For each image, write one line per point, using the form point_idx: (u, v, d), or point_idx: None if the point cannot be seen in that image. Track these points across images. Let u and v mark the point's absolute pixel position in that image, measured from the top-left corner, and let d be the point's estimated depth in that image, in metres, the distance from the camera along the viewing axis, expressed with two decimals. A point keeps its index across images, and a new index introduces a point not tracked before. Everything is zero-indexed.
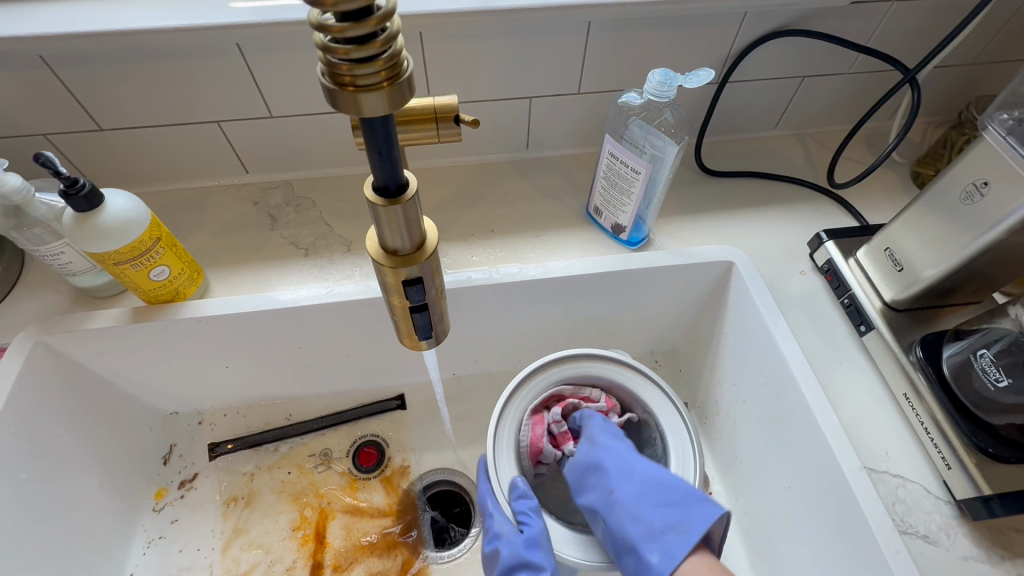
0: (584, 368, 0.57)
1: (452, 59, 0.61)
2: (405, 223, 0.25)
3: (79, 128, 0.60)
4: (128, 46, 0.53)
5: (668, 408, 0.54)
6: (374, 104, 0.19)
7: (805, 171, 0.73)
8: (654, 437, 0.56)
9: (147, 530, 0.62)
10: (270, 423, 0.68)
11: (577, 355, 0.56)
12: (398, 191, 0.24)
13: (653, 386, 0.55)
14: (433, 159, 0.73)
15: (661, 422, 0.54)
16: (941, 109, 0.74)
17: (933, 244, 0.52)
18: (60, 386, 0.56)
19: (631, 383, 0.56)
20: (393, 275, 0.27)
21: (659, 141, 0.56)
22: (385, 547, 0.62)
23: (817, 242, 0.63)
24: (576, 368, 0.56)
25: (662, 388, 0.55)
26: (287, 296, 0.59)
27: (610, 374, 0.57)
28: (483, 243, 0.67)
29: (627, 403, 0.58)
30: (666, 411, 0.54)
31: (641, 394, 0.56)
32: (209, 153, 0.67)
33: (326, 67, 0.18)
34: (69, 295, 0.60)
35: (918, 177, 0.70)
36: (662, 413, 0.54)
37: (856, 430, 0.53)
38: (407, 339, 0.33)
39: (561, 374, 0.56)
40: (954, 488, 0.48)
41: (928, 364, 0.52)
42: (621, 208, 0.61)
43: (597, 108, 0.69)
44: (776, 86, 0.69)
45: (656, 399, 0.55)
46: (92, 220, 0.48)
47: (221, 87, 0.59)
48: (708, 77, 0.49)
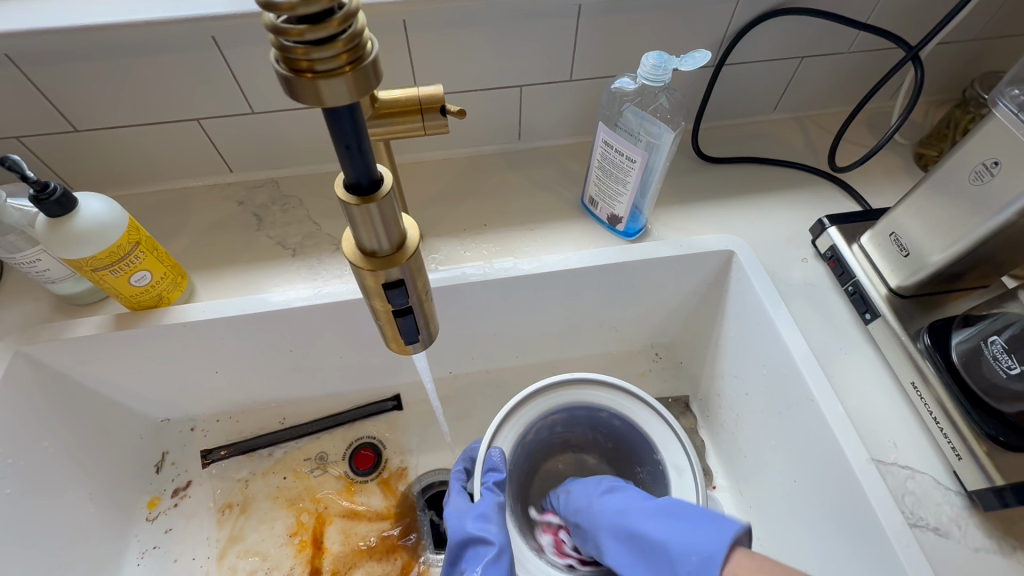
0: (569, 392, 0.54)
1: (439, 48, 0.59)
2: (381, 223, 0.23)
3: (52, 129, 0.58)
4: (98, 43, 0.51)
5: (635, 401, 0.53)
6: (337, 92, 0.17)
7: (805, 155, 0.71)
8: (628, 430, 0.54)
9: (141, 540, 0.60)
10: (263, 428, 0.67)
11: (560, 381, 0.54)
12: (372, 188, 0.22)
13: (605, 385, 0.54)
14: (423, 152, 0.71)
15: (632, 416, 0.53)
16: (943, 87, 0.72)
17: (941, 227, 0.50)
18: (44, 397, 0.55)
19: (586, 394, 0.54)
20: (373, 279, 0.25)
21: (654, 128, 0.54)
22: (384, 550, 0.61)
23: (818, 228, 0.61)
24: (530, 412, 0.53)
25: (619, 385, 0.54)
26: (275, 298, 0.57)
27: (560, 397, 0.54)
28: (476, 238, 0.65)
29: (580, 414, 0.56)
30: (629, 398, 0.53)
31: (592, 397, 0.54)
32: (191, 153, 0.65)
33: (280, 52, 0.16)
34: (50, 303, 0.58)
35: (922, 159, 0.68)
36: (625, 407, 0.53)
37: (862, 420, 0.51)
38: (394, 344, 0.31)
39: (518, 425, 0.52)
40: (965, 478, 0.47)
41: (937, 352, 0.50)
42: (617, 198, 0.59)
43: (590, 95, 0.67)
44: (774, 67, 0.67)
45: (615, 397, 0.54)
46: (66, 225, 0.46)
47: (198, 83, 0.57)
48: (704, 59, 0.47)
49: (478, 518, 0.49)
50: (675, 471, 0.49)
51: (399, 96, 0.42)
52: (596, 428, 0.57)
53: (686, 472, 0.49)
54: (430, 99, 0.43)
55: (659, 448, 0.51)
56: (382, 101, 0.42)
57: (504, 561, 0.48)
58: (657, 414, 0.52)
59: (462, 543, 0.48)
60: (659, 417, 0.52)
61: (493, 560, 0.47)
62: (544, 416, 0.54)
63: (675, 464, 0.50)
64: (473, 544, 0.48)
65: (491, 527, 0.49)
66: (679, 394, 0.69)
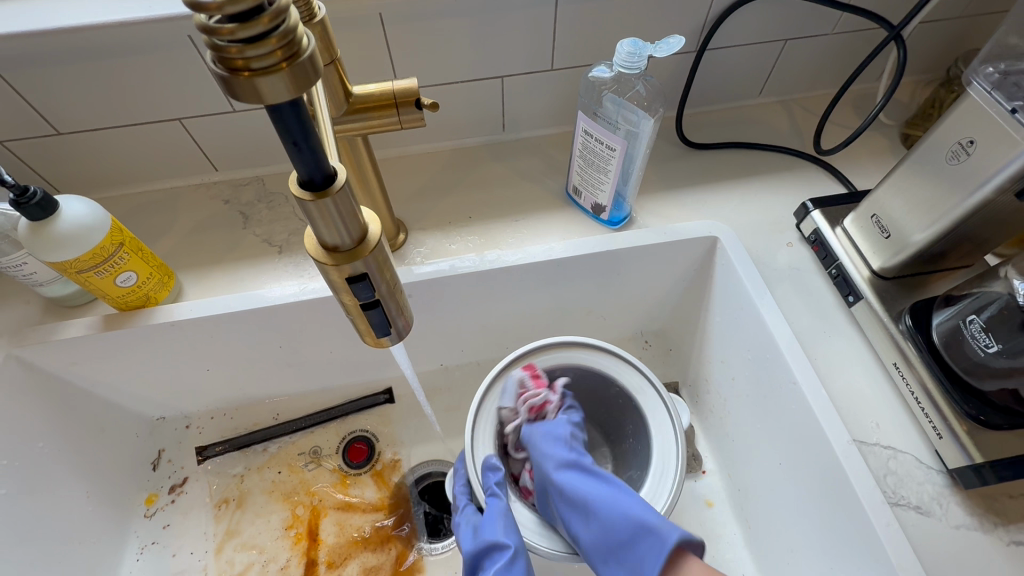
0: (531, 361, 0.53)
1: (416, 41, 0.58)
2: (340, 218, 0.23)
3: (35, 133, 0.59)
4: (74, 45, 0.51)
5: (602, 355, 0.53)
6: (275, 89, 0.17)
7: (790, 139, 0.71)
8: (601, 387, 0.54)
9: (140, 536, 0.61)
10: (257, 423, 0.68)
11: (519, 353, 0.53)
12: (326, 183, 0.22)
13: (569, 344, 0.53)
14: (407, 146, 0.71)
15: (602, 372, 0.53)
16: (929, 67, 0.71)
17: (921, 206, 0.50)
18: (36, 399, 0.56)
19: (559, 359, 0.53)
20: (338, 273, 0.26)
21: (632, 115, 0.54)
22: (378, 541, 0.62)
23: (803, 212, 0.61)
24: (509, 390, 0.51)
25: (584, 342, 0.54)
26: (262, 295, 0.58)
27: (523, 368, 0.52)
28: (461, 230, 0.65)
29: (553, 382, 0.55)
30: (594, 353, 0.53)
31: (551, 357, 0.53)
32: (174, 153, 0.65)
33: (214, 53, 0.16)
34: (40, 305, 0.59)
35: (908, 139, 0.68)
36: (587, 358, 0.53)
37: (846, 404, 0.51)
38: (368, 338, 0.32)
39: (497, 407, 0.51)
40: (946, 458, 0.47)
41: (918, 333, 0.50)
42: (600, 186, 0.59)
43: (572, 84, 0.67)
44: (757, 51, 0.67)
45: (576, 352, 0.53)
46: (48, 227, 0.47)
47: (177, 84, 0.57)
48: (678, 44, 0.47)
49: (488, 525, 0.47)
50: (651, 414, 0.50)
51: (373, 91, 0.43)
52: (570, 391, 0.57)
53: (659, 405, 0.50)
54: (405, 93, 0.43)
55: (643, 408, 0.51)
56: (356, 96, 0.43)
57: (520, 562, 0.46)
58: (622, 357, 0.53)
59: (475, 553, 0.47)
60: (628, 364, 0.52)
61: (508, 565, 0.46)
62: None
63: (645, 402, 0.51)
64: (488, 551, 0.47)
65: (500, 529, 0.47)
66: (668, 380, 0.70)
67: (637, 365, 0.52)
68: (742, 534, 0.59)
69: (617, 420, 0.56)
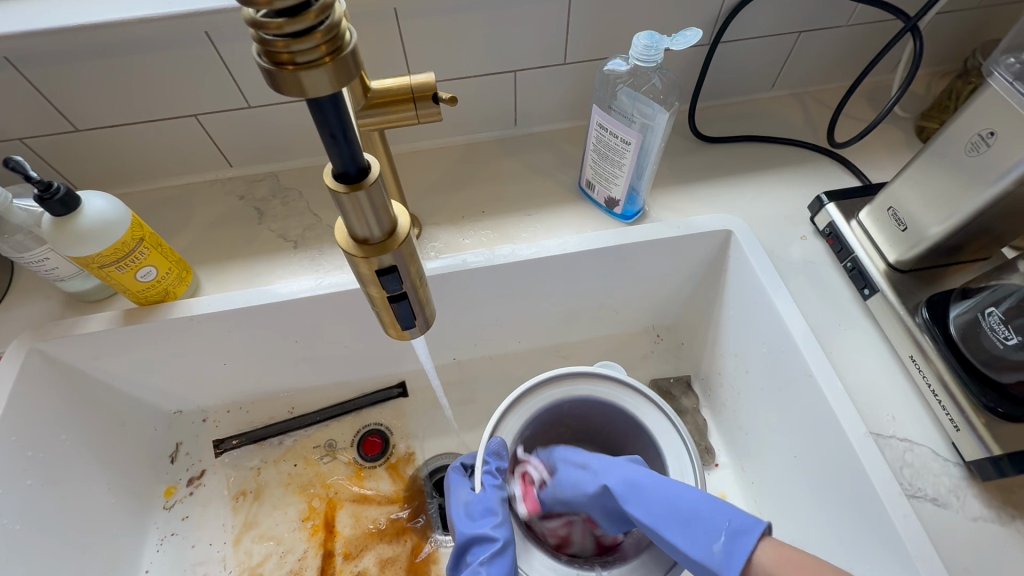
0: (538, 400, 0.53)
1: (430, 35, 0.58)
2: (371, 211, 0.24)
3: (53, 129, 0.59)
4: (93, 42, 0.52)
5: (602, 381, 0.54)
6: (318, 82, 0.17)
7: (804, 132, 0.71)
8: (607, 411, 0.55)
9: (160, 527, 0.62)
10: (273, 417, 0.69)
11: (526, 391, 0.53)
12: (359, 176, 0.23)
13: (577, 376, 0.54)
14: (420, 142, 0.71)
15: (607, 398, 0.54)
16: (944, 58, 0.71)
17: (939, 200, 0.50)
18: (58, 393, 0.56)
19: (564, 389, 0.54)
20: (367, 266, 0.26)
21: (647, 109, 0.54)
22: (394, 533, 0.63)
23: (817, 205, 0.61)
24: (514, 426, 0.52)
25: (592, 372, 0.54)
26: (278, 289, 0.58)
27: (530, 408, 0.53)
28: (474, 224, 0.65)
29: (555, 411, 0.56)
30: (595, 380, 0.54)
31: (559, 392, 0.54)
32: (190, 148, 0.65)
33: (260, 46, 0.17)
34: (61, 300, 0.60)
35: (923, 132, 0.68)
36: (595, 389, 0.54)
37: (862, 397, 0.51)
38: (393, 331, 0.32)
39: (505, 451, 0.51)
40: (963, 450, 0.47)
41: (935, 326, 0.50)
42: (613, 180, 0.59)
43: (584, 78, 0.67)
44: (771, 43, 0.66)
45: (584, 384, 0.54)
46: (70, 223, 0.47)
47: (194, 80, 0.57)
48: (696, 37, 0.47)
49: (483, 513, 0.50)
50: (661, 439, 0.51)
51: (391, 85, 0.43)
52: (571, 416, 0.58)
53: (664, 420, 0.52)
54: (422, 88, 0.43)
55: (654, 436, 0.52)
56: (375, 91, 0.43)
57: (509, 554, 0.48)
58: (625, 382, 0.54)
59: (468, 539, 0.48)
60: (638, 393, 0.53)
61: (496, 555, 0.47)
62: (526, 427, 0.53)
63: (656, 428, 0.52)
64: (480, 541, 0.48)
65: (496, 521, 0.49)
66: (681, 374, 0.70)
67: (642, 389, 0.53)
68: None
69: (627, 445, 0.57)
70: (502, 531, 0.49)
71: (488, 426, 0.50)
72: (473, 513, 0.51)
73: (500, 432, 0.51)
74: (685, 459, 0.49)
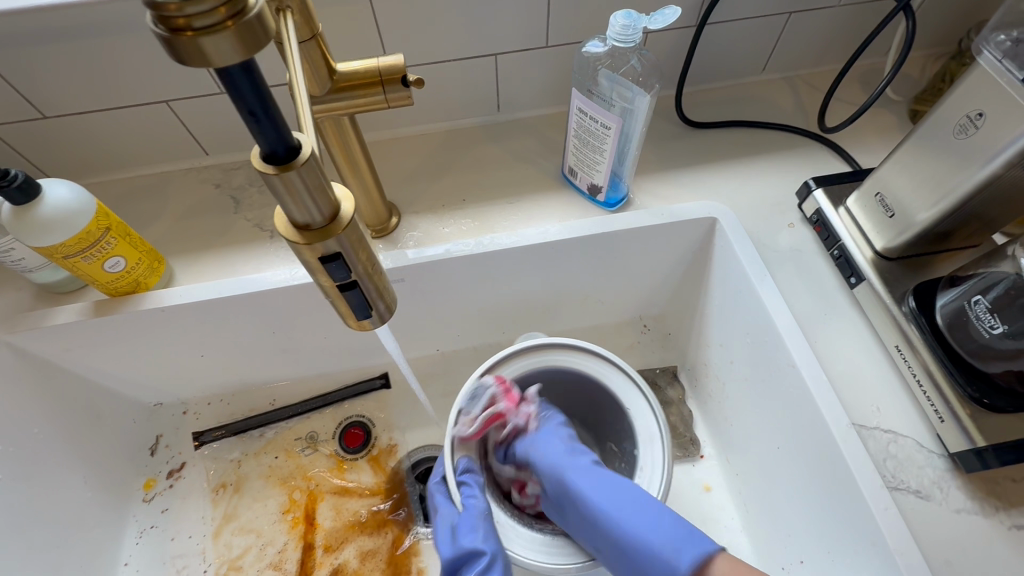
0: (505, 373, 0.53)
1: (405, 17, 0.57)
2: (307, 194, 0.22)
3: (20, 117, 0.58)
4: (55, 25, 0.50)
5: (572, 350, 0.53)
6: (222, 50, 0.16)
7: (794, 117, 0.69)
8: (575, 381, 0.55)
9: (138, 520, 0.62)
10: (254, 409, 0.68)
11: (492, 364, 0.52)
12: (289, 156, 0.21)
13: (546, 348, 0.53)
14: (400, 129, 0.70)
15: (567, 365, 0.53)
16: (939, 40, 0.69)
17: (927, 184, 0.48)
18: (30, 386, 0.56)
19: (535, 362, 0.53)
20: (310, 253, 0.25)
21: (628, 92, 0.52)
22: (375, 525, 0.62)
23: (805, 191, 0.60)
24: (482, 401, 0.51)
25: (561, 343, 0.53)
26: (253, 279, 0.57)
27: (497, 383, 0.52)
28: (455, 213, 0.64)
29: (514, 391, 0.54)
30: (545, 350, 0.53)
31: (527, 365, 0.53)
32: (163, 137, 0.64)
33: (154, 11, 0.15)
34: (32, 292, 0.59)
35: (916, 116, 0.66)
36: (567, 361, 0.53)
37: (845, 388, 0.50)
38: (350, 321, 0.31)
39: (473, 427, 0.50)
40: (947, 441, 0.46)
41: (922, 315, 0.49)
42: (595, 166, 0.58)
43: (568, 62, 0.65)
44: (759, 24, 0.64)
45: (554, 355, 0.53)
46: (31, 211, 0.46)
47: (162, 65, 0.56)
48: (674, 15, 0.45)
49: (467, 530, 0.48)
50: (633, 408, 0.50)
51: (358, 68, 0.41)
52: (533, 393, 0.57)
53: (635, 393, 0.51)
54: (390, 70, 0.42)
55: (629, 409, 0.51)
56: (341, 74, 0.41)
57: (498, 568, 0.47)
58: (578, 346, 0.53)
59: (452, 559, 0.47)
60: (610, 363, 0.52)
61: (486, 570, 0.46)
62: None
63: (633, 408, 0.50)
64: (467, 558, 0.47)
65: (479, 534, 0.48)
66: (667, 365, 0.69)
67: (598, 353, 0.52)
68: (738, 517, 0.59)
69: (604, 420, 0.56)
70: (489, 544, 0.47)
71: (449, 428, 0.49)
72: (457, 531, 0.48)
73: (462, 435, 0.50)
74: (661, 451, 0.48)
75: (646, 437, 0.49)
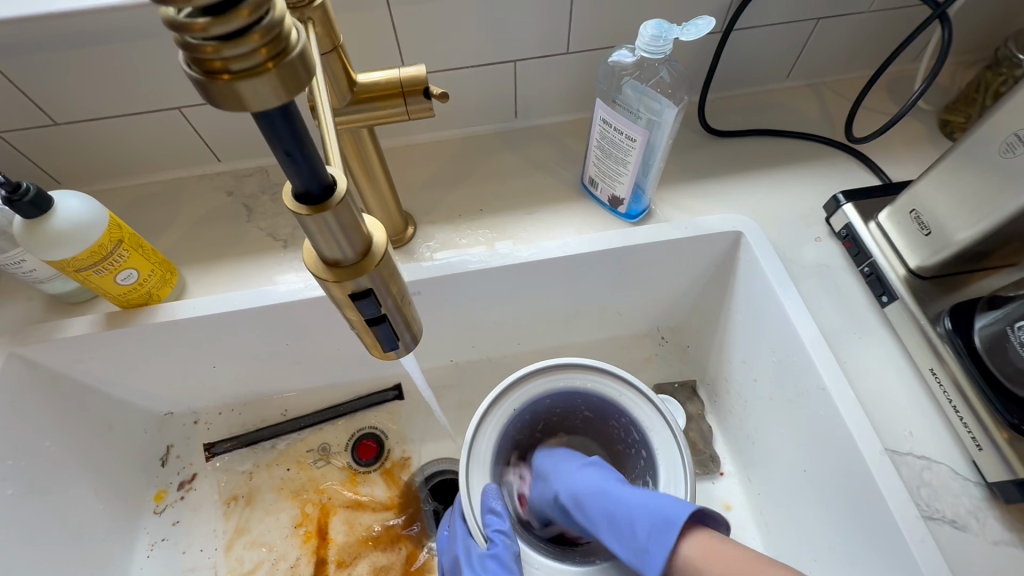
0: (508, 403, 0.51)
1: (424, 24, 0.55)
2: (340, 232, 0.21)
3: (32, 123, 0.57)
4: (67, 32, 0.49)
5: (576, 370, 0.52)
6: (261, 93, 0.15)
7: (820, 126, 0.67)
8: (584, 399, 0.53)
9: (150, 532, 0.61)
10: (265, 420, 0.67)
11: (494, 399, 0.50)
12: (324, 195, 0.20)
13: (549, 371, 0.51)
14: (416, 135, 0.68)
15: (574, 385, 0.52)
16: (971, 47, 0.67)
17: (967, 203, 0.47)
18: (41, 398, 0.55)
19: (536, 386, 0.51)
20: (340, 290, 0.24)
21: (655, 104, 0.51)
22: (388, 540, 0.61)
23: (833, 205, 0.58)
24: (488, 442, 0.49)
25: (562, 365, 0.52)
26: (268, 291, 0.56)
27: (500, 415, 0.50)
28: (471, 223, 0.62)
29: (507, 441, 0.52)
30: (523, 383, 0.51)
31: (531, 390, 0.51)
32: (176, 144, 0.63)
33: (188, 52, 0.14)
34: (43, 302, 0.58)
35: (947, 126, 0.64)
36: (571, 381, 0.52)
37: (876, 411, 0.49)
38: (375, 352, 0.29)
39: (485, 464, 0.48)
40: (986, 469, 0.45)
41: (958, 336, 0.47)
42: (618, 178, 0.56)
43: (589, 69, 0.63)
44: (787, 30, 0.62)
45: (558, 377, 0.52)
46: (43, 225, 0.45)
47: (176, 72, 0.54)
48: (708, 26, 0.43)
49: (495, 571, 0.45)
50: (628, 400, 0.50)
51: (379, 79, 0.40)
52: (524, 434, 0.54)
53: (641, 403, 0.50)
54: (412, 81, 0.40)
55: (644, 426, 0.49)
56: (361, 85, 0.40)
57: None
58: (536, 369, 0.51)
59: None
60: (614, 378, 0.51)
61: None
62: (506, 428, 0.51)
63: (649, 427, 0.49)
64: None
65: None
66: (686, 379, 0.67)
67: (550, 366, 0.51)
68: (760, 538, 0.57)
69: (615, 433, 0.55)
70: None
71: (460, 472, 0.47)
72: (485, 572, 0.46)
73: (475, 477, 0.48)
74: (680, 468, 0.46)
75: (665, 450, 0.48)
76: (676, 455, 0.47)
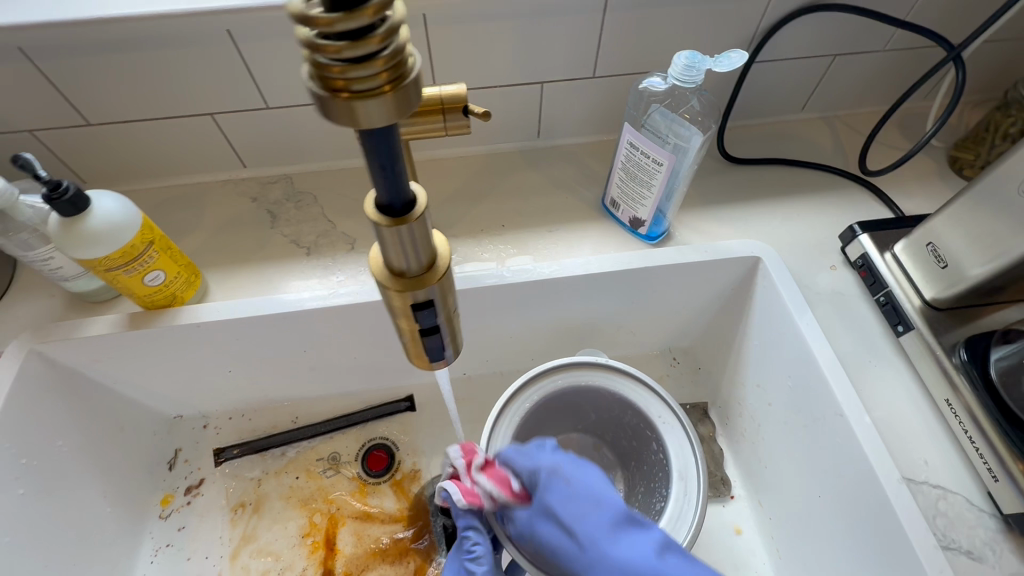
0: (518, 407, 0.51)
1: (459, 43, 0.57)
2: (411, 244, 0.22)
3: (65, 122, 0.57)
4: (111, 37, 0.50)
5: (582, 368, 0.53)
6: (373, 113, 0.16)
7: (834, 158, 0.69)
8: (592, 397, 0.54)
9: (154, 537, 0.60)
10: (276, 426, 0.66)
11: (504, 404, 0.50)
12: (404, 209, 0.21)
13: (555, 370, 0.53)
14: (439, 150, 0.70)
15: (581, 382, 0.53)
16: (978, 89, 0.69)
17: (982, 239, 0.48)
18: (57, 396, 0.55)
19: (545, 388, 0.52)
20: (400, 300, 0.24)
21: (683, 130, 0.52)
22: (396, 553, 0.61)
23: (849, 234, 0.59)
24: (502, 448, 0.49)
25: (567, 363, 0.53)
26: (289, 298, 0.56)
27: (512, 420, 0.50)
28: (493, 238, 0.63)
29: None
30: (531, 385, 0.52)
31: (538, 391, 0.52)
32: (204, 148, 0.63)
33: (315, 71, 0.16)
34: (64, 299, 0.58)
35: (957, 162, 0.66)
36: (579, 378, 0.53)
37: (892, 438, 0.49)
38: (417, 362, 0.30)
39: None
40: (1001, 501, 0.45)
41: (974, 367, 0.48)
42: (640, 200, 0.58)
43: (613, 93, 0.65)
44: (806, 65, 0.65)
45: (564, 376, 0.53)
46: (78, 224, 0.45)
47: (213, 79, 0.56)
48: (740, 60, 0.45)
49: None
50: (598, 375, 0.53)
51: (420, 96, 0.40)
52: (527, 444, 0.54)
53: (648, 395, 0.51)
54: (453, 99, 0.41)
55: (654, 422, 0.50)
56: None
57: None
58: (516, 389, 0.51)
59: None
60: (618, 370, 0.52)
61: None
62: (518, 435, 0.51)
63: (661, 420, 0.50)
64: None
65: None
66: (697, 401, 0.68)
67: (489, 432, 0.49)
68: (771, 563, 0.57)
69: (623, 432, 0.55)
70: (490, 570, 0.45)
71: None
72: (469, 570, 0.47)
73: None
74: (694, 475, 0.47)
75: (679, 452, 0.48)
76: (689, 453, 0.48)
